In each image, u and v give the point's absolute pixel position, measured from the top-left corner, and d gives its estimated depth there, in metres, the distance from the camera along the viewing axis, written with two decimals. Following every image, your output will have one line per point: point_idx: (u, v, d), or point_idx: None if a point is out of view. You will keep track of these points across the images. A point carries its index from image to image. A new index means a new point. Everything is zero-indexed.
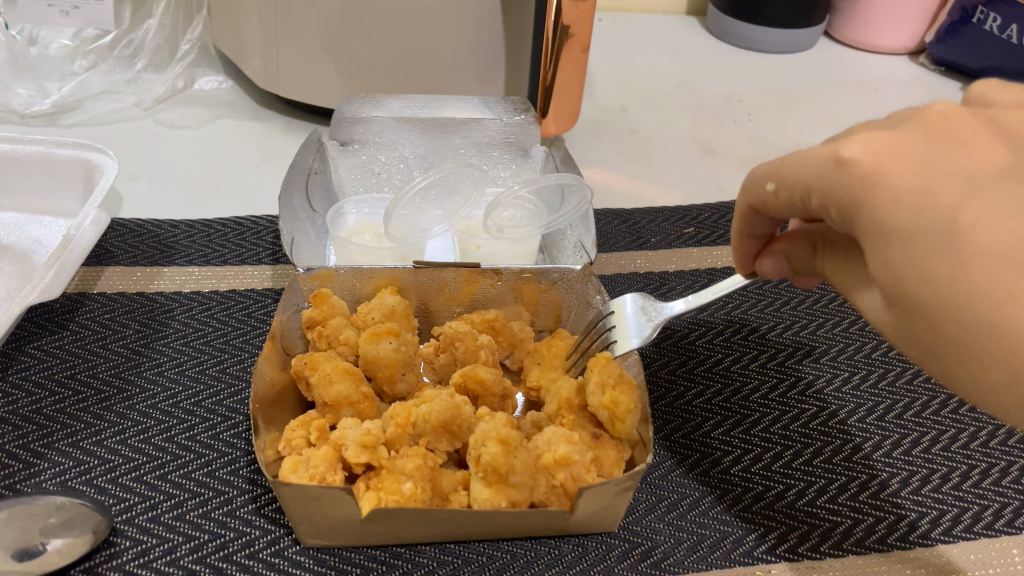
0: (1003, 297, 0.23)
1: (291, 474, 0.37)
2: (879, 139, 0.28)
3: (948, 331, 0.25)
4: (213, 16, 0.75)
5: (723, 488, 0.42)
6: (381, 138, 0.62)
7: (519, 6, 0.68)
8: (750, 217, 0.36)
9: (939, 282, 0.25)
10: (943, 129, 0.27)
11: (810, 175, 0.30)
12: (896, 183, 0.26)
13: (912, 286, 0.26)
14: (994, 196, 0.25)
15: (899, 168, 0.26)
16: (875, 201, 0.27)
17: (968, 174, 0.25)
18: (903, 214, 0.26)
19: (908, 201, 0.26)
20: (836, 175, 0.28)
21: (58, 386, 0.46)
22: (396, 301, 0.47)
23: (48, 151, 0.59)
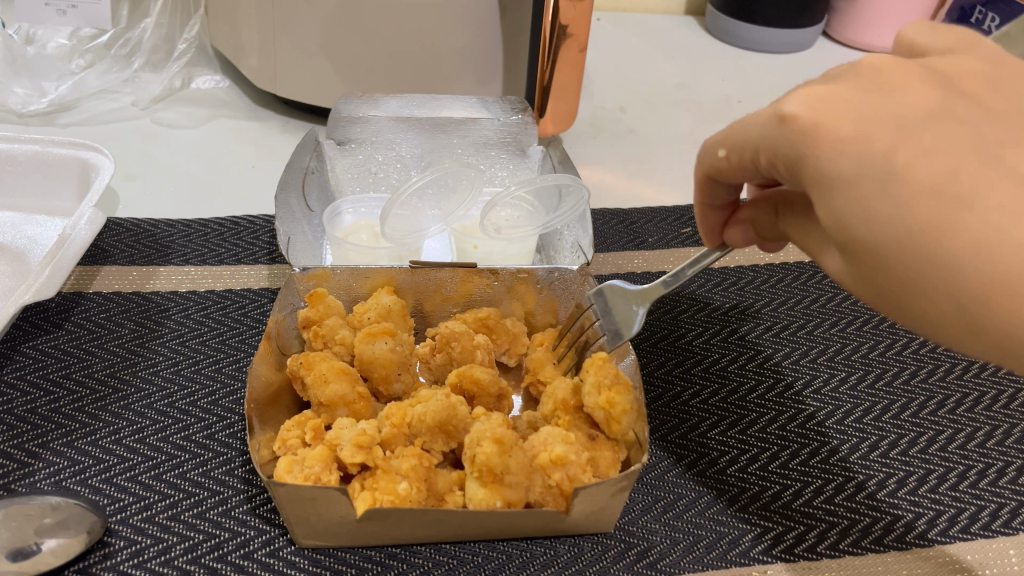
0: (945, 229, 0.23)
1: (287, 474, 0.37)
2: (814, 93, 0.27)
3: (897, 273, 0.25)
4: (210, 15, 0.75)
5: (719, 489, 0.42)
6: (377, 138, 0.61)
7: (516, 6, 0.68)
8: (706, 187, 0.36)
9: (885, 226, 0.24)
10: (878, 78, 0.27)
11: (755, 136, 0.29)
12: (833, 132, 0.26)
13: (856, 232, 0.25)
14: (927, 135, 0.25)
15: (834, 118, 0.26)
16: (813, 153, 0.26)
17: (903, 116, 0.25)
18: (841, 160, 0.25)
19: (848, 149, 0.25)
20: (777, 132, 0.28)
21: (53, 386, 0.46)
22: (392, 301, 0.47)
23: (44, 150, 0.59)
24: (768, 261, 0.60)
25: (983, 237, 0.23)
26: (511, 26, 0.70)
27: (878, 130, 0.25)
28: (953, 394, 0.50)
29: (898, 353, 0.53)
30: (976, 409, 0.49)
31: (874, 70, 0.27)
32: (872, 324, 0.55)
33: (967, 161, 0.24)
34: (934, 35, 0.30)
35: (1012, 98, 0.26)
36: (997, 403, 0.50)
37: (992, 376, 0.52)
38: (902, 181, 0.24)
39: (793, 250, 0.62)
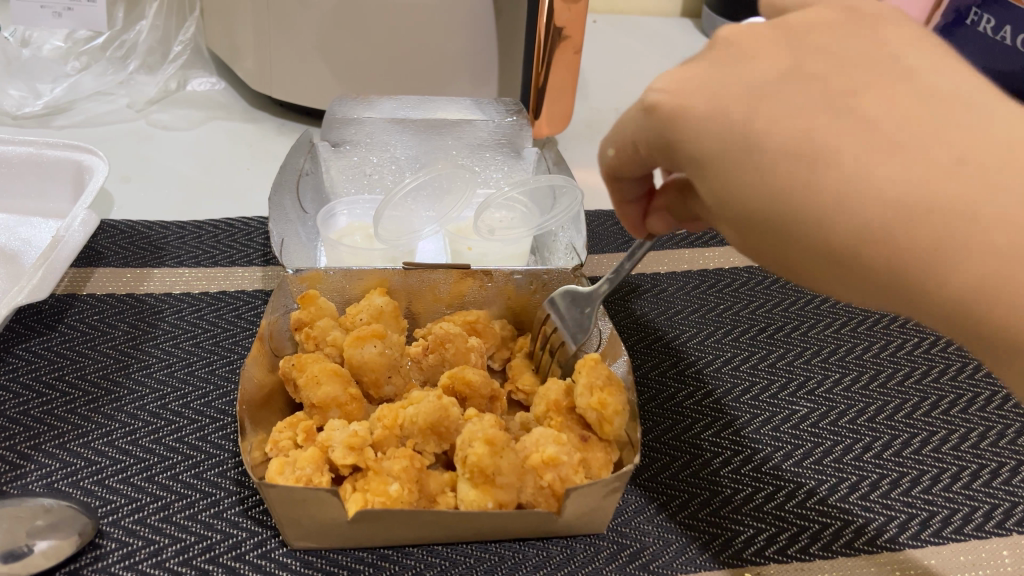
0: (798, 189, 0.26)
1: (278, 476, 0.37)
2: (675, 77, 0.30)
3: (770, 233, 0.28)
4: (206, 18, 0.75)
5: (712, 490, 0.42)
6: (372, 140, 0.62)
7: (512, 7, 0.69)
8: (619, 186, 0.37)
9: (752, 193, 0.27)
10: (734, 47, 0.29)
11: (632, 130, 0.32)
12: (692, 115, 0.28)
13: (730, 203, 0.28)
14: (774, 101, 0.27)
15: (695, 102, 0.29)
16: (686, 132, 0.29)
17: (754, 85, 0.27)
18: (705, 141, 0.28)
19: (710, 128, 0.28)
20: (649, 121, 0.30)
21: (46, 388, 0.46)
22: (384, 302, 0.47)
23: (38, 152, 0.59)
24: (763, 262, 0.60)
25: (841, 185, 0.25)
26: (505, 28, 0.70)
27: (732, 103, 0.27)
28: (947, 395, 0.50)
29: (892, 354, 0.53)
30: (970, 409, 0.49)
31: (730, 43, 0.29)
32: (867, 325, 0.55)
33: (814, 123, 0.26)
34: None
35: (864, 39, 0.27)
36: (991, 403, 0.50)
37: (988, 376, 0.52)
38: (763, 148, 0.27)
39: None
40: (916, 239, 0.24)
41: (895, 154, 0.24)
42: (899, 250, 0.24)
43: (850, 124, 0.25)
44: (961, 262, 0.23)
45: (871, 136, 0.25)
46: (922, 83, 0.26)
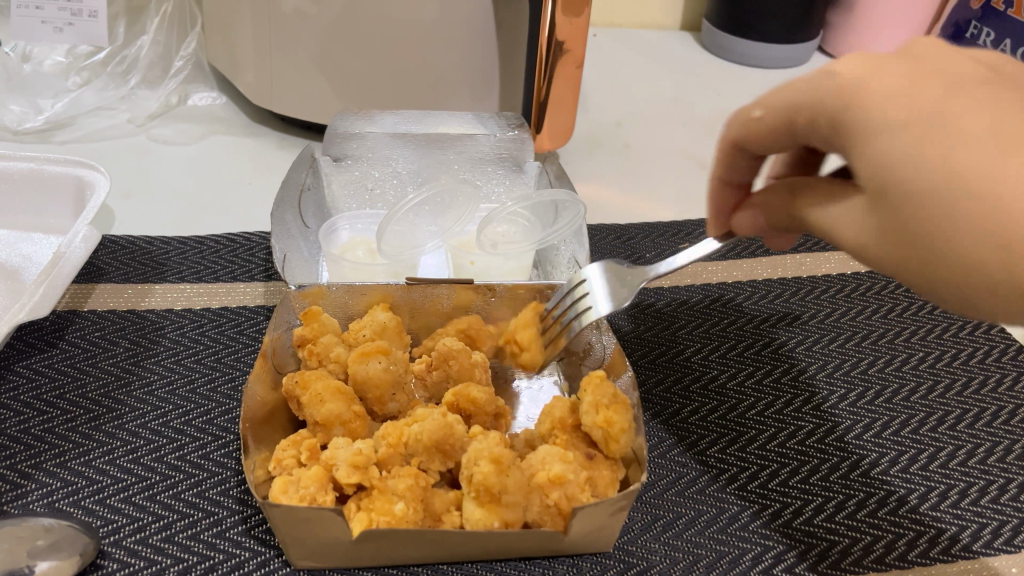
0: (958, 170, 0.25)
1: (282, 495, 0.37)
2: (867, 60, 0.29)
3: (919, 216, 0.26)
4: (207, 33, 0.75)
5: (719, 507, 0.42)
6: (373, 154, 0.61)
7: (513, 20, 0.69)
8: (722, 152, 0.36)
9: (912, 167, 0.26)
10: (918, 56, 0.29)
11: (794, 100, 0.30)
12: (878, 90, 0.28)
13: (891, 179, 0.27)
14: (973, 93, 0.27)
15: (873, 83, 0.28)
16: (860, 110, 0.28)
17: (953, 78, 0.28)
18: (881, 116, 0.27)
19: (899, 104, 0.27)
20: (815, 94, 0.29)
21: (47, 406, 0.46)
22: (387, 317, 0.47)
23: (39, 167, 0.58)
24: (767, 276, 0.60)
25: (964, 177, 0.25)
26: (506, 42, 0.70)
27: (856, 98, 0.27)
28: (952, 410, 0.50)
29: (899, 368, 0.53)
30: (976, 425, 0.49)
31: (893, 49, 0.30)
32: (874, 339, 0.55)
33: (988, 113, 0.26)
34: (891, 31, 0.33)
35: (982, 63, 0.29)
36: (998, 419, 0.49)
37: (994, 392, 0.51)
38: (916, 124, 0.26)
39: (792, 264, 0.61)
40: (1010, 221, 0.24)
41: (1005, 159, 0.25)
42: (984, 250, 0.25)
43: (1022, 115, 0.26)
44: None
45: (1001, 141, 0.25)
46: None
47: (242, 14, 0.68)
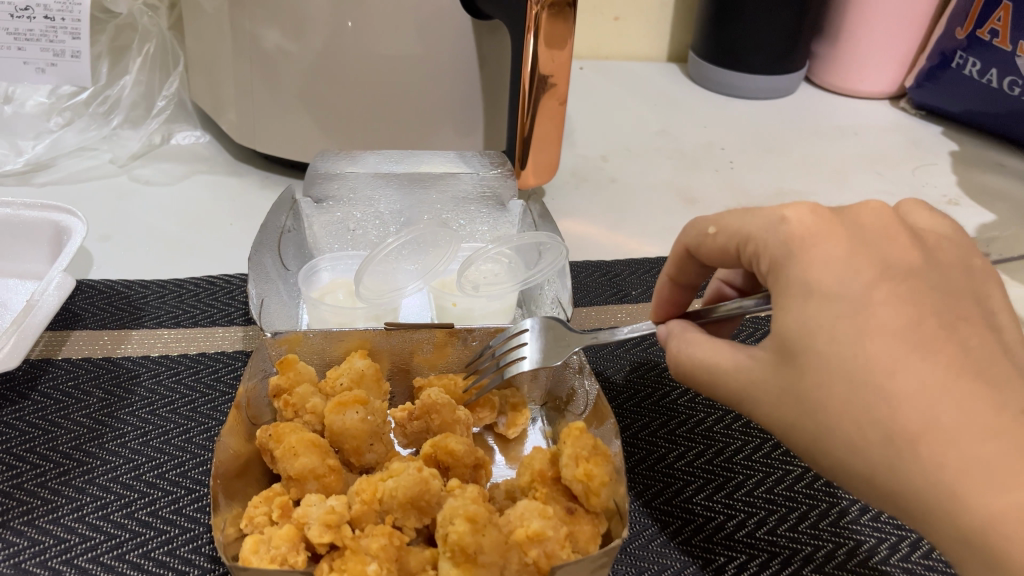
0: (907, 444, 0.28)
1: (252, 555, 0.35)
2: (803, 310, 0.31)
3: (865, 391, 0.29)
4: (191, 73, 0.75)
5: (706, 558, 0.40)
6: (356, 194, 0.61)
7: (495, 57, 0.68)
8: (707, 350, 0.36)
9: (876, 409, 0.28)
10: (814, 363, 0.30)
11: (837, 389, 0.29)
12: (837, 398, 0.29)
13: (879, 409, 0.28)
14: (843, 388, 0.29)
15: (826, 345, 0.30)
16: (827, 373, 0.30)
17: (850, 403, 0.29)
18: (870, 411, 0.29)
19: (867, 415, 0.29)
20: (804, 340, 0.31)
21: (17, 461, 0.45)
22: (366, 364, 0.45)
23: (16, 213, 0.58)
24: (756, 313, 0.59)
25: (905, 416, 0.28)
26: (490, 77, 0.69)
27: (862, 387, 0.29)
28: None
29: None
30: None
31: (822, 363, 0.30)
32: None
33: (868, 407, 0.29)
34: (741, 361, 0.34)
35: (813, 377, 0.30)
36: None
37: None
38: (865, 393, 0.29)
39: None
40: (979, 475, 0.26)
41: (921, 355, 0.28)
42: (938, 492, 0.27)
43: (864, 388, 0.29)
44: (934, 406, 0.27)
45: (890, 442, 0.28)
46: (842, 371, 0.29)
47: (223, 55, 0.68)
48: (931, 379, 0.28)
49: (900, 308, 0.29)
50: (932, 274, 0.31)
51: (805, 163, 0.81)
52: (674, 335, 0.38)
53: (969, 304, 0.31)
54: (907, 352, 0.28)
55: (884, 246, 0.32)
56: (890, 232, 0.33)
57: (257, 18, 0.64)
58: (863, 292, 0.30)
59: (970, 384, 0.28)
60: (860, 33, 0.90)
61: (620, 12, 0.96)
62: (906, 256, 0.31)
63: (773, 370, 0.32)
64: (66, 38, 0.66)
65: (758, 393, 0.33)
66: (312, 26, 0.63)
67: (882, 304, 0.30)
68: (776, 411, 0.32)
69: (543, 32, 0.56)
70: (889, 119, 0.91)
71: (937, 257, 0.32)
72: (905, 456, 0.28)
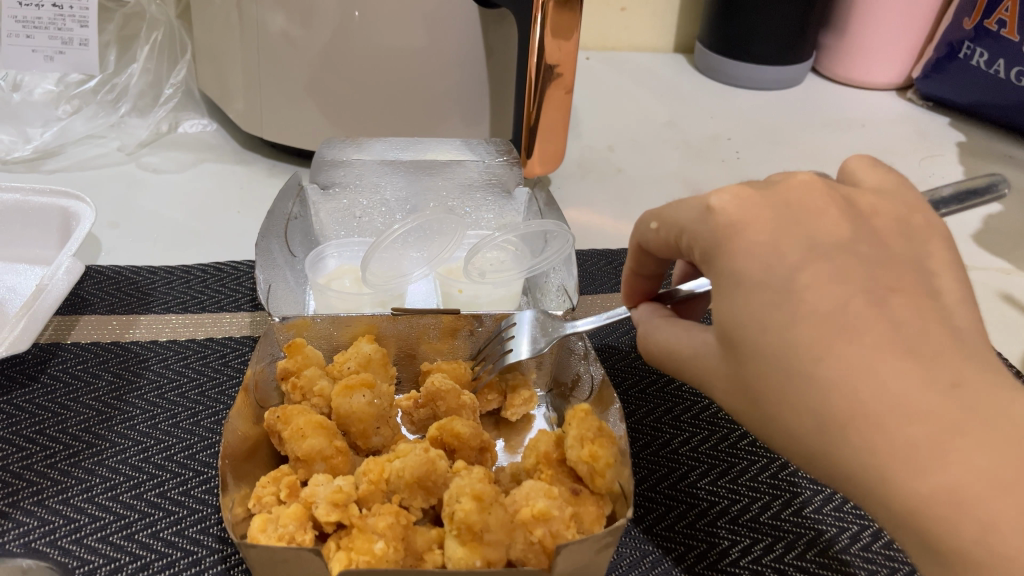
0: (836, 430, 0.28)
1: (260, 534, 0.36)
2: (734, 301, 0.31)
3: (794, 378, 0.29)
4: (199, 62, 0.76)
5: (708, 543, 0.41)
6: (362, 181, 0.61)
7: (502, 47, 0.68)
8: (667, 337, 0.37)
9: (806, 394, 0.29)
10: (752, 353, 0.31)
11: (773, 377, 0.30)
12: (774, 385, 0.30)
13: (809, 395, 0.29)
14: (777, 376, 0.30)
15: (759, 334, 0.30)
16: (763, 363, 0.30)
17: (786, 390, 0.30)
18: (802, 397, 0.29)
19: (800, 401, 0.29)
20: (740, 331, 0.31)
21: (27, 442, 0.45)
22: (372, 349, 0.46)
23: (25, 199, 0.58)
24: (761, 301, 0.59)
25: (833, 401, 0.28)
26: (496, 67, 0.69)
27: (793, 376, 0.29)
28: None
29: None
30: None
31: (759, 352, 0.30)
32: None
33: (800, 395, 0.29)
34: (695, 347, 0.35)
35: (752, 366, 0.31)
36: None
37: None
38: (795, 380, 0.29)
39: None
40: (902, 457, 0.26)
41: (844, 337, 0.28)
42: (868, 474, 0.27)
43: (795, 375, 0.29)
44: (856, 389, 0.27)
45: (823, 428, 0.29)
46: (775, 360, 0.30)
47: (232, 43, 0.68)
48: (853, 362, 0.28)
49: (827, 289, 0.29)
50: (862, 246, 0.31)
51: (810, 154, 0.81)
52: (642, 320, 0.40)
53: (906, 274, 0.30)
54: (832, 336, 0.28)
55: (817, 223, 0.32)
56: (822, 208, 0.32)
57: (264, 6, 0.64)
58: (790, 275, 0.30)
59: (892, 363, 0.27)
60: (867, 24, 0.90)
61: (626, 3, 0.96)
62: (836, 231, 0.31)
63: (721, 358, 0.33)
64: (74, 26, 0.66)
65: (711, 379, 0.34)
66: (319, 15, 0.63)
67: (808, 287, 0.30)
68: (727, 400, 0.33)
69: (550, 20, 0.56)
70: (896, 111, 0.91)
71: (875, 228, 0.32)
72: (836, 440, 0.28)
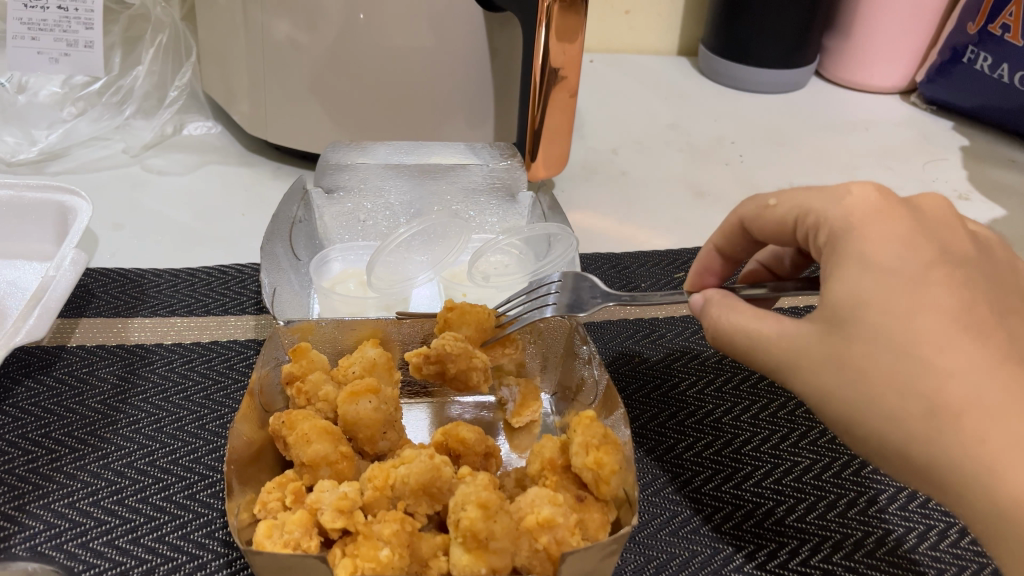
0: (950, 418, 0.30)
1: (266, 540, 0.36)
2: (852, 284, 0.33)
3: (912, 364, 0.31)
4: (204, 65, 0.76)
5: (740, 544, 0.41)
6: (366, 184, 0.61)
7: (507, 51, 0.68)
8: (745, 317, 0.37)
9: (921, 380, 0.31)
10: (862, 334, 0.32)
11: (883, 361, 0.31)
12: (882, 367, 0.31)
13: (926, 382, 0.30)
14: (888, 359, 0.31)
15: (878, 317, 0.32)
16: (874, 344, 0.32)
17: (896, 373, 0.31)
18: (914, 383, 0.31)
19: (911, 386, 0.31)
20: (855, 311, 0.32)
21: (32, 445, 0.45)
22: (377, 353, 0.46)
23: (19, 195, 0.58)
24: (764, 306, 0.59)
25: (951, 391, 0.30)
26: (501, 70, 0.69)
27: (910, 361, 0.31)
28: None
29: None
30: None
31: (872, 334, 0.32)
32: None
33: (912, 379, 0.31)
34: (782, 326, 0.36)
35: (859, 347, 0.32)
36: None
37: None
38: (909, 366, 0.31)
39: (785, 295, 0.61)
40: (1016, 451, 0.29)
41: (971, 337, 0.30)
42: (975, 463, 0.29)
43: (910, 360, 0.31)
44: (977, 384, 0.30)
45: (931, 414, 0.30)
46: (890, 343, 0.31)
47: (236, 45, 0.68)
48: (975, 358, 0.30)
49: (952, 291, 0.32)
50: (972, 264, 0.34)
51: (814, 157, 0.81)
52: (711, 303, 0.39)
53: (1015, 299, 0.34)
54: (959, 333, 0.31)
55: (942, 234, 0.34)
56: (946, 222, 0.35)
57: (268, 9, 0.64)
58: (922, 271, 0.32)
59: (1011, 367, 0.30)
60: (870, 27, 0.90)
61: (631, 5, 0.96)
62: (961, 246, 0.34)
63: (816, 337, 0.34)
64: (79, 28, 0.66)
65: (800, 358, 0.34)
66: (324, 18, 0.63)
67: (937, 285, 0.32)
68: (815, 379, 0.34)
69: (554, 25, 0.56)
70: (900, 113, 0.91)
71: (985, 252, 0.35)
72: (948, 429, 0.30)
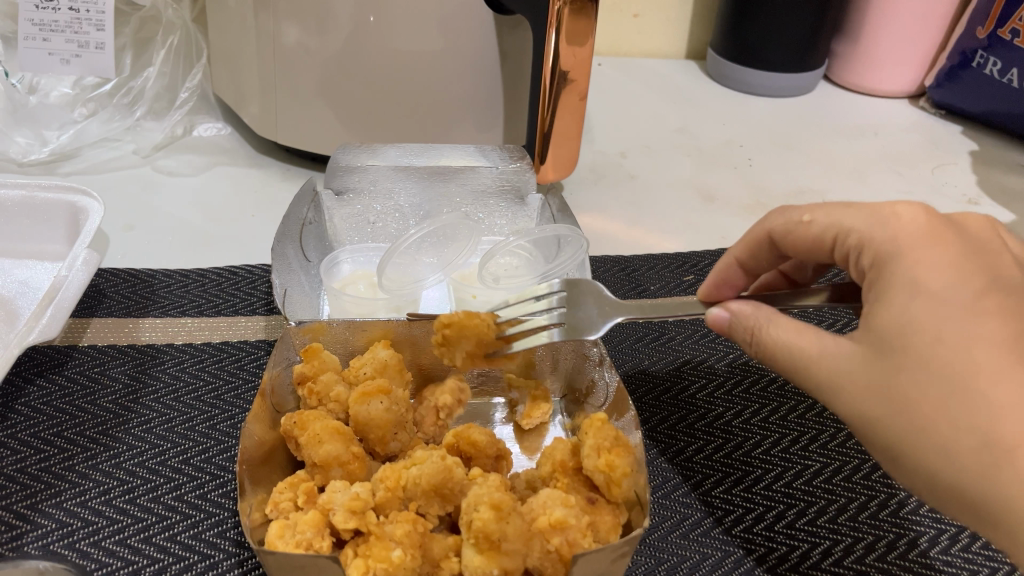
0: (1005, 453, 0.29)
1: (278, 540, 0.36)
2: (903, 312, 0.33)
3: (963, 396, 0.30)
4: (214, 67, 0.76)
5: (748, 548, 0.41)
6: (375, 186, 0.62)
7: (517, 53, 0.68)
8: (793, 335, 0.37)
9: (973, 412, 0.30)
10: (914, 362, 0.32)
11: (934, 391, 0.31)
12: (933, 397, 0.31)
13: (978, 415, 0.30)
14: (940, 390, 0.31)
15: (929, 346, 0.32)
16: (925, 374, 0.32)
17: (948, 404, 0.31)
18: (966, 415, 0.30)
19: (962, 418, 0.30)
20: (905, 338, 0.32)
21: (44, 444, 0.45)
22: (388, 354, 0.46)
23: (31, 194, 0.58)
24: None
25: (1005, 423, 0.29)
26: (511, 72, 0.69)
27: (961, 393, 0.31)
28: None
29: None
30: None
31: (923, 364, 0.32)
32: None
33: (964, 410, 0.30)
34: (828, 348, 0.36)
35: (910, 376, 0.32)
36: None
37: None
38: (960, 397, 0.31)
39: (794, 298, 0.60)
40: None
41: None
42: None
43: (963, 390, 0.31)
44: None
45: (986, 447, 0.30)
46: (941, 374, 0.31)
47: (246, 47, 0.69)
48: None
49: (1003, 321, 0.31)
50: None
51: (823, 161, 0.81)
52: (748, 315, 0.39)
53: None
54: (1012, 365, 0.30)
55: (994, 264, 0.34)
56: (997, 252, 0.35)
57: (278, 12, 0.64)
58: (971, 301, 0.32)
59: None
60: (880, 32, 0.90)
61: (640, 9, 0.97)
62: (1013, 275, 0.34)
63: (865, 365, 0.34)
64: (91, 30, 0.66)
65: (846, 382, 0.34)
66: (335, 21, 0.64)
67: (988, 316, 0.31)
68: (863, 406, 0.34)
69: (565, 28, 0.56)
70: (907, 118, 0.92)
71: None
72: (1004, 464, 0.29)
